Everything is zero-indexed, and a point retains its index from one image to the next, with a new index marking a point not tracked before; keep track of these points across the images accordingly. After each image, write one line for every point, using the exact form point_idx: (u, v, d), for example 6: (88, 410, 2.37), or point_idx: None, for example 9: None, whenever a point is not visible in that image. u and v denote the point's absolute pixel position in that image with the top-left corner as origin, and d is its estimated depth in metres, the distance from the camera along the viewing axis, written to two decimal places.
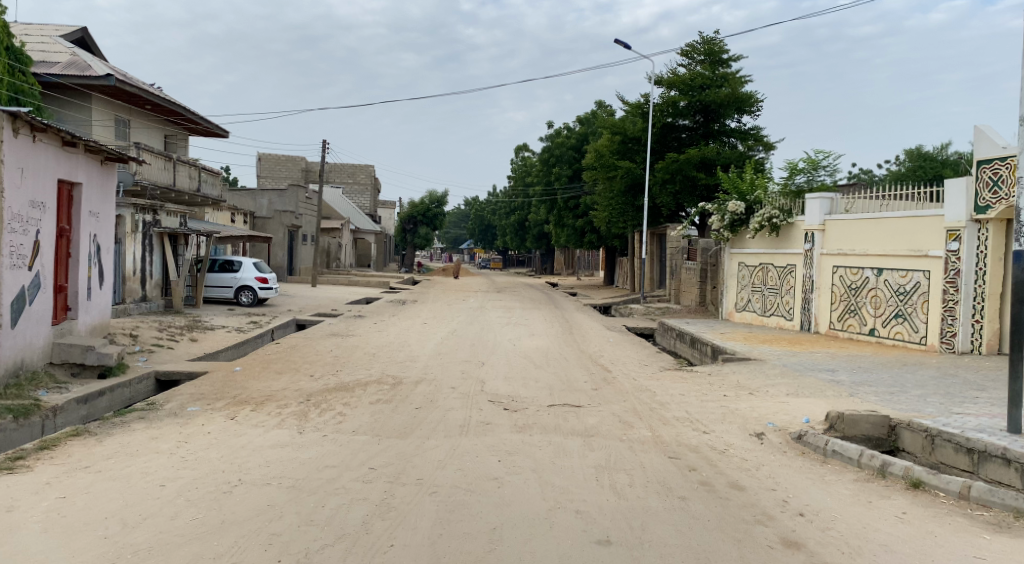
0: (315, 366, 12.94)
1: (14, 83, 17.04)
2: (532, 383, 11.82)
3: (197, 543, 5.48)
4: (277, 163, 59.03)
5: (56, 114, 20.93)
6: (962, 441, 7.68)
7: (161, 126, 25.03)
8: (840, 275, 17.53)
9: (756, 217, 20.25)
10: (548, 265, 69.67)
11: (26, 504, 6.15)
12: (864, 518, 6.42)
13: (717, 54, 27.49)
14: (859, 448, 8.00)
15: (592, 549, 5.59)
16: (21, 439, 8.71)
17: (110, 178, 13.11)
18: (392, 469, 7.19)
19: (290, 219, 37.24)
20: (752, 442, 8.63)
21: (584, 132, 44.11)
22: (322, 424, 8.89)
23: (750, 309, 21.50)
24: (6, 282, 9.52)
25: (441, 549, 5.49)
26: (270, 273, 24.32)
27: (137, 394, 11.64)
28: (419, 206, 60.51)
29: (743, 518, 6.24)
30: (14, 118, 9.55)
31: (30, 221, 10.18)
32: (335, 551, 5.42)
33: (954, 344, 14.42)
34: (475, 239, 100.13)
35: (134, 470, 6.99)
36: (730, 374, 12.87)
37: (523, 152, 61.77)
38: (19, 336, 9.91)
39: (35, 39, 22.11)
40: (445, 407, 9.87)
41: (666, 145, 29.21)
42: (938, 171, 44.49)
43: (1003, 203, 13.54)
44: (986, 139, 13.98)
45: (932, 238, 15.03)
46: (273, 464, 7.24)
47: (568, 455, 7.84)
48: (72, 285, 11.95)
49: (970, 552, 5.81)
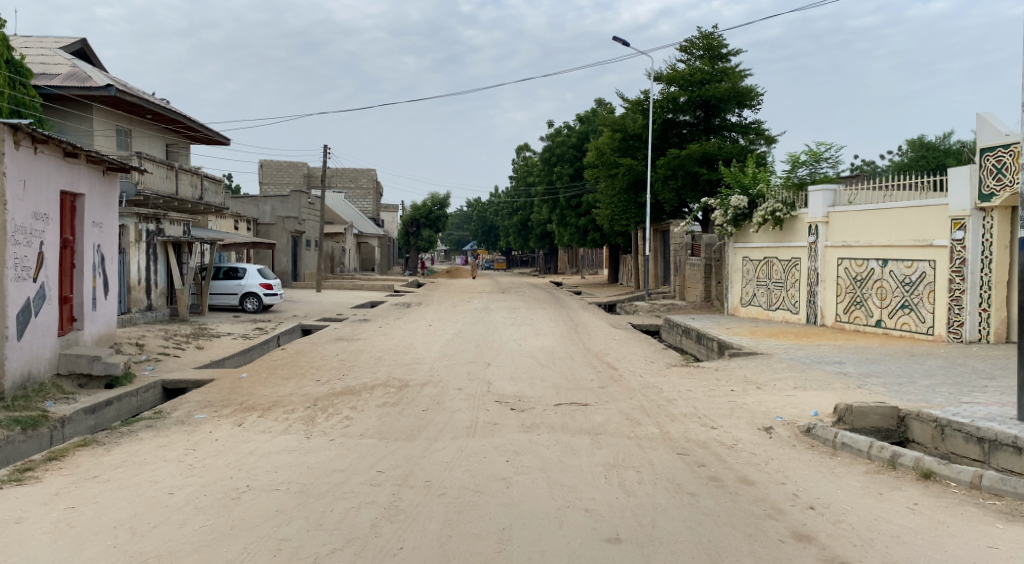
0: (321, 370, 12.95)
1: (14, 95, 17.04)
2: (538, 381, 11.86)
3: (206, 549, 5.48)
4: (278, 169, 59.39)
5: (57, 126, 20.99)
6: (972, 430, 7.63)
7: (162, 135, 25.14)
8: (845, 267, 17.49)
9: (760, 210, 20.10)
10: (551, 263, 69.91)
11: (35, 515, 6.15)
12: (875, 509, 6.40)
13: (716, 48, 27.47)
14: (868, 440, 7.97)
15: (603, 548, 5.55)
16: (28, 451, 8.68)
17: (112, 189, 13.12)
18: (400, 471, 7.19)
19: (293, 224, 37.25)
20: (761, 436, 8.61)
21: (585, 131, 44.09)
22: (330, 428, 8.91)
23: (756, 303, 21.45)
24: (12, 294, 9.52)
25: (452, 550, 5.49)
26: (274, 280, 24.34)
27: (145, 403, 11.63)
28: (421, 209, 60.65)
29: (754, 513, 6.21)
30: (14, 130, 9.53)
31: (33, 233, 10.19)
32: (345, 554, 5.42)
33: (962, 333, 14.33)
34: (479, 239, 100.31)
35: (142, 479, 6.98)
36: (736, 368, 12.85)
37: (525, 152, 61.70)
38: (26, 347, 9.93)
39: (35, 51, 22.22)
40: (451, 409, 9.86)
41: (666, 142, 29.14)
42: (940, 160, 44.70)
43: (1009, 190, 13.51)
44: (990, 126, 13.89)
45: (936, 227, 14.99)
46: (281, 470, 7.23)
47: (576, 454, 7.82)
48: (78, 296, 11.99)
49: (983, 542, 5.77)
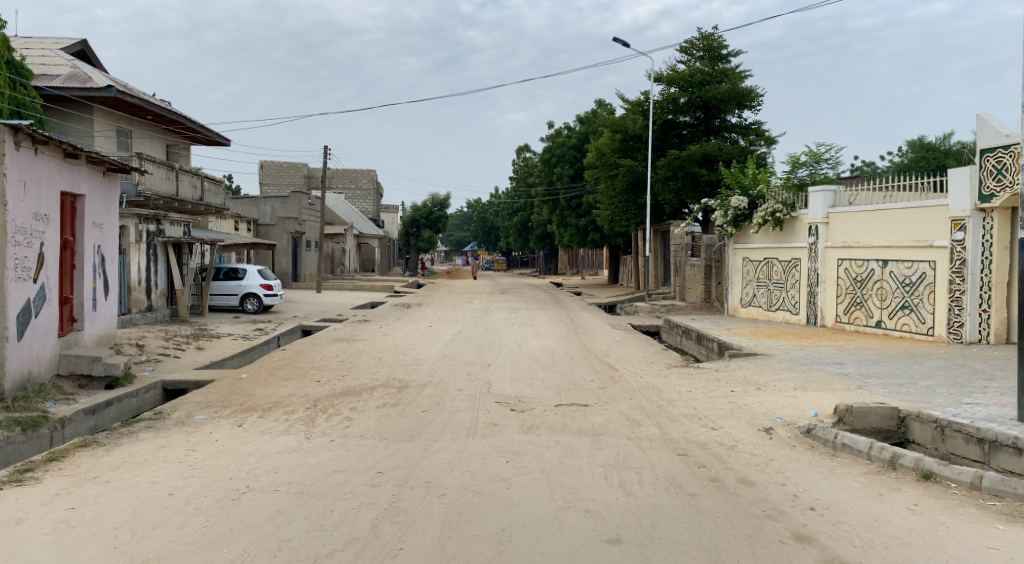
0: (321, 371, 12.94)
1: (15, 96, 17.03)
2: (538, 382, 11.86)
3: (206, 550, 5.48)
4: (278, 170, 59.41)
5: (58, 126, 21.00)
6: (972, 431, 7.63)
7: (162, 136, 25.15)
8: (845, 268, 17.49)
9: (761, 211, 20.12)
10: (551, 263, 69.96)
11: (35, 516, 6.14)
12: (875, 510, 6.40)
13: (716, 49, 27.46)
14: (868, 441, 7.97)
15: (603, 549, 5.55)
16: (28, 452, 8.68)
17: (113, 190, 13.12)
18: (400, 472, 7.18)
19: (293, 225, 37.26)
20: (761, 437, 8.61)
21: (585, 131, 44.09)
22: (330, 429, 8.90)
23: (756, 304, 21.45)
24: (12, 294, 9.52)
25: (452, 551, 5.48)
26: (274, 281, 24.36)
27: (145, 404, 11.62)
28: (421, 210, 60.66)
29: (754, 514, 6.21)
30: (15, 131, 9.54)
31: (33, 233, 10.19)
32: (345, 555, 5.42)
33: (962, 334, 14.33)
34: (479, 240, 100.31)
35: (142, 480, 6.98)
36: (737, 369, 12.85)
37: (525, 153, 61.73)
38: (26, 348, 9.93)
39: (36, 52, 22.24)
40: (451, 410, 9.86)
41: (666, 143, 29.14)
42: (940, 162, 44.72)
43: (1009, 191, 13.51)
44: (989, 127, 13.89)
45: (936, 228, 14.99)
46: (281, 471, 7.23)
47: (576, 455, 7.82)
48: (78, 297, 11.99)
49: (984, 543, 5.77)
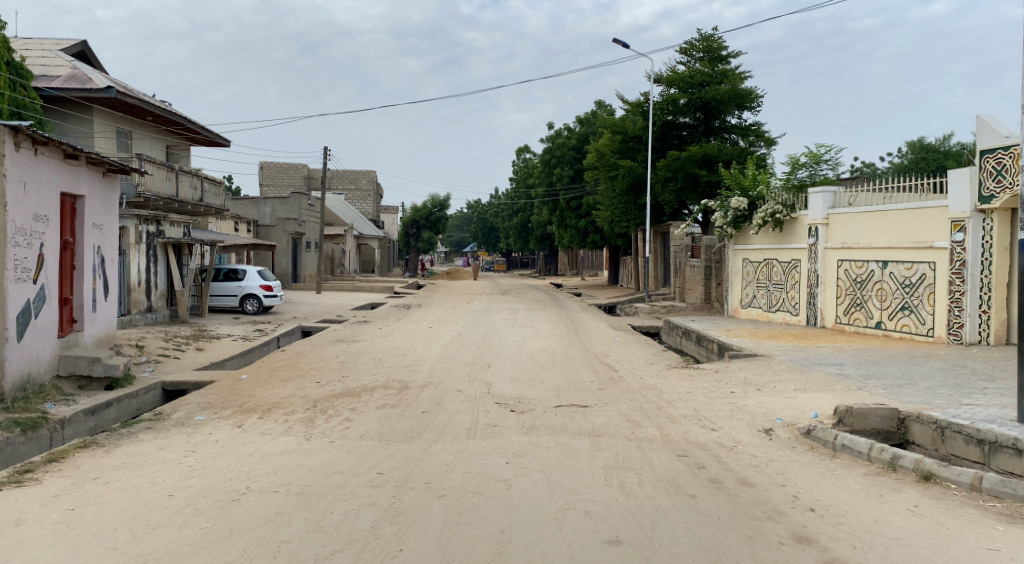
0: (321, 372, 12.94)
1: (15, 97, 17.03)
2: (538, 383, 11.85)
3: (206, 551, 5.47)
4: (278, 171, 59.41)
5: (58, 127, 21.01)
6: (972, 432, 7.62)
7: (162, 137, 25.15)
8: (845, 269, 17.49)
9: (760, 212, 20.14)
10: (550, 264, 69.92)
11: (35, 516, 6.14)
12: (875, 511, 6.40)
13: (716, 50, 27.47)
14: (868, 442, 7.97)
15: (603, 549, 5.55)
16: (27, 452, 8.68)
17: (113, 191, 13.13)
18: (400, 473, 7.18)
19: (293, 225, 37.26)
20: (761, 438, 8.60)
21: (585, 132, 44.10)
22: (329, 430, 8.90)
23: (756, 305, 21.45)
24: (12, 295, 9.53)
25: (451, 552, 5.48)
26: (274, 282, 24.38)
27: (144, 405, 11.62)
28: (421, 211, 60.67)
29: (754, 515, 6.21)
30: (15, 132, 9.55)
31: (33, 234, 10.19)
32: (344, 555, 5.42)
33: (962, 335, 14.33)
34: (479, 241, 100.32)
35: (141, 481, 6.98)
36: (737, 370, 12.84)
37: (525, 154, 61.73)
38: (26, 349, 9.92)
39: (36, 53, 22.25)
40: (451, 411, 9.86)
41: (666, 144, 29.13)
42: (940, 163, 44.75)
43: (1009, 192, 13.51)
44: (989, 128, 13.90)
45: (936, 229, 14.99)
46: (281, 472, 7.23)
47: (576, 456, 7.81)
48: (78, 297, 11.99)
49: (983, 544, 5.77)
